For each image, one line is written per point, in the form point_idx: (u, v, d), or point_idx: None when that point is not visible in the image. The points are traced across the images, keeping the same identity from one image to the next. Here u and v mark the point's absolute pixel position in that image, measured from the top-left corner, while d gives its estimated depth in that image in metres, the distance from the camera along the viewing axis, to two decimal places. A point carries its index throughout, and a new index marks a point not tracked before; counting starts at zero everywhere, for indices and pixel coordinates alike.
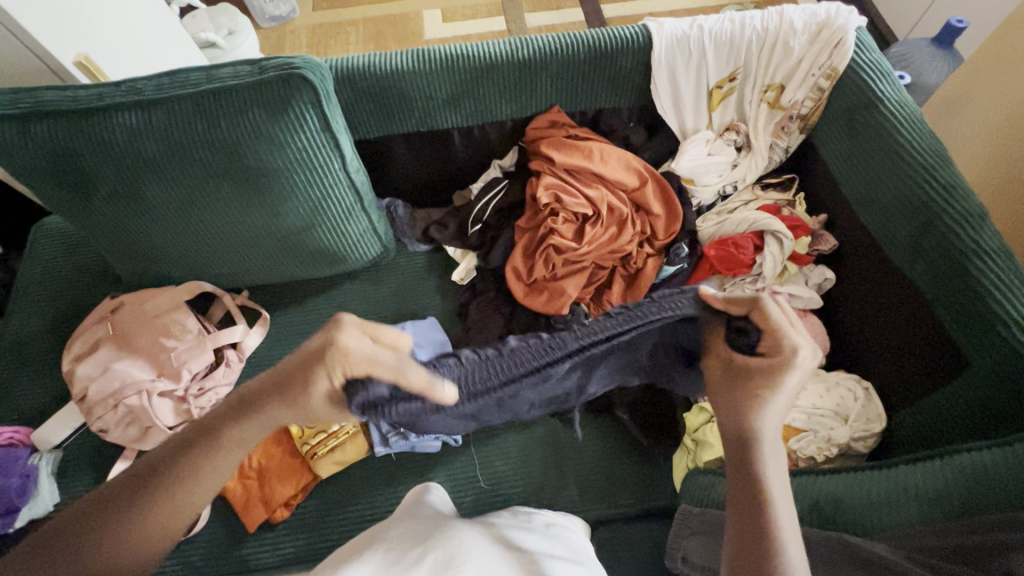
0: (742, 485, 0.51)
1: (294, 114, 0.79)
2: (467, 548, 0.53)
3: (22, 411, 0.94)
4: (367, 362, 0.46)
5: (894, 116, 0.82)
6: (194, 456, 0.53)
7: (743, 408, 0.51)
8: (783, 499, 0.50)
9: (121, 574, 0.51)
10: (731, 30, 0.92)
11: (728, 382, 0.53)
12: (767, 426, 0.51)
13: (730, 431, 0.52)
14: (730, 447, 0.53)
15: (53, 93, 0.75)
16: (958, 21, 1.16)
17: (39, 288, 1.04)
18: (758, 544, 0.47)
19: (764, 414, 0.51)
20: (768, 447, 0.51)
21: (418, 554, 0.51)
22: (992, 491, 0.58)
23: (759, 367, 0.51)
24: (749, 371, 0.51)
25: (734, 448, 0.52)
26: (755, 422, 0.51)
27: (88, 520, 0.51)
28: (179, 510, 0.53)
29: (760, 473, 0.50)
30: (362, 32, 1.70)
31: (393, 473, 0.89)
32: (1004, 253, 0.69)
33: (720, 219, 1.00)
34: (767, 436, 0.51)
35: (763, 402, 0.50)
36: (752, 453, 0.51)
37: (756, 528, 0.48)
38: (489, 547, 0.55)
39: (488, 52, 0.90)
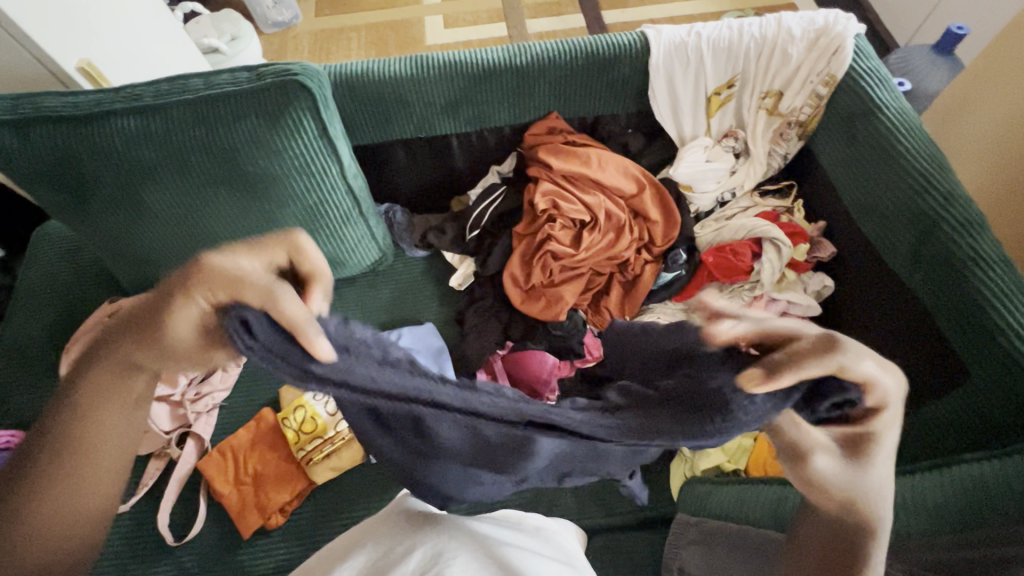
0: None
1: (292, 121, 0.80)
2: (457, 543, 0.50)
3: (20, 415, 0.94)
4: (230, 281, 0.36)
5: (893, 123, 0.82)
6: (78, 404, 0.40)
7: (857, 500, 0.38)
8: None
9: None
10: (729, 37, 0.92)
11: (840, 477, 0.38)
12: (882, 525, 0.39)
13: (827, 521, 0.40)
14: (828, 551, 0.40)
15: (53, 99, 0.75)
16: (957, 28, 1.16)
17: (40, 292, 1.05)
18: None
19: (880, 506, 0.39)
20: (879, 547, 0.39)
21: (406, 547, 0.48)
22: (992, 503, 0.57)
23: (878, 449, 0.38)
24: (854, 443, 0.38)
25: (836, 559, 0.39)
26: (872, 510, 0.39)
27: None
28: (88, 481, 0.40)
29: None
30: (364, 38, 1.71)
31: (390, 480, 0.89)
32: (1004, 262, 0.68)
33: (719, 226, 1.00)
34: (882, 524, 0.39)
35: (879, 492, 0.38)
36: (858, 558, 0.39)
37: None
38: (481, 541, 0.52)
39: (485, 59, 0.90)
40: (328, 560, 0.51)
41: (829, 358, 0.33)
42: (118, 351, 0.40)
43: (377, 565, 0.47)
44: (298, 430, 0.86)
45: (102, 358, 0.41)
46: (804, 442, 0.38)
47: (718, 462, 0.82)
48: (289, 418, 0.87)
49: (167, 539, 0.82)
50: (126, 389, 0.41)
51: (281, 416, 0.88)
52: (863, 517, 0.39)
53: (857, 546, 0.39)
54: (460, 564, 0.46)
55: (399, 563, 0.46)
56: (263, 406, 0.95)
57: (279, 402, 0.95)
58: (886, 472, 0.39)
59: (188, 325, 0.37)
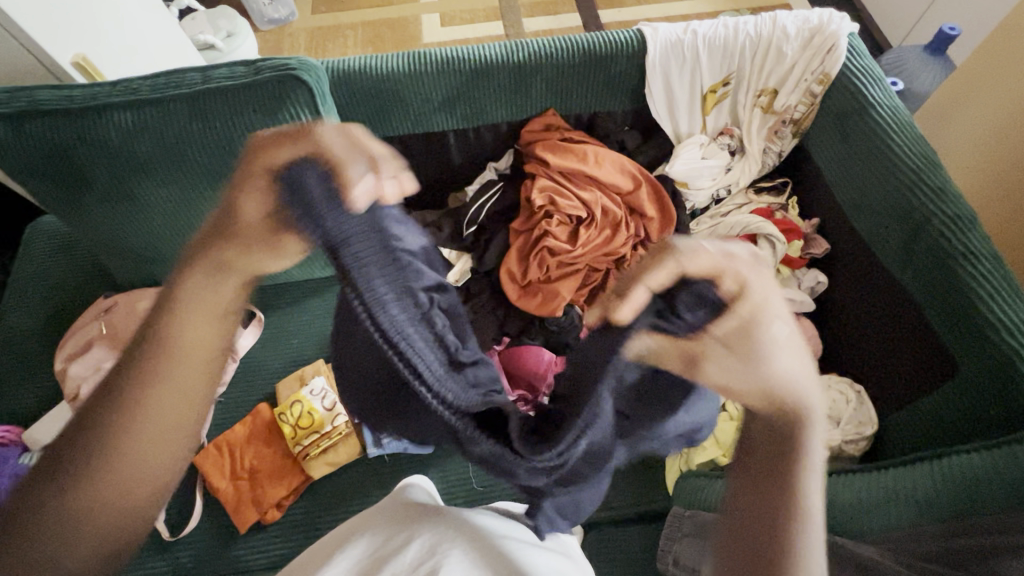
0: (766, 482, 0.43)
1: (289, 116, 0.80)
2: (454, 534, 0.50)
3: (14, 410, 0.94)
4: (324, 147, 0.41)
5: (885, 120, 0.83)
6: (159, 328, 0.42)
7: (781, 394, 0.44)
8: (816, 503, 0.42)
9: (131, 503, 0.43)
10: (725, 35, 0.93)
11: (732, 372, 0.44)
12: (813, 423, 0.44)
13: (767, 420, 0.45)
14: (757, 438, 0.45)
15: (47, 92, 0.74)
16: (949, 29, 1.18)
17: (34, 287, 1.04)
18: (765, 544, 0.40)
19: (807, 402, 0.44)
20: (805, 429, 0.44)
21: (403, 538, 0.48)
22: (985, 494, 0.58)
23: (760, 336, 0.43)
24: (728, 337, 0.43)
25: (764, 446, 0.44)
26: (786, 395, 0.43)
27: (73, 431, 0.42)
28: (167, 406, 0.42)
29: (795, 476, 0.42)
30: (361, 36, 1.71)
31: (386, 475, 0.89)
32: (994, 257, 0.69)
33: (715, 222, 1.01)
34: (807, 412, 0.43)
35: (796, 384, 0.43)
36: (783, 441, 0.44)
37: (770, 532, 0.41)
38: (477, 532, 0.53)
39: (482, 55, 0.91)
40: (321, 553, 0.51)
41: (668, 256, 0.40)
42: (204, 257, 0.42)
43: (374, 556, 0.47)
44: (295, 425, 0.86)
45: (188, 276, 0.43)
46: (696, 351, 0.45)
47: (713, 456, 0.83)
48: (286, 413, 0.87)
49: (163, 534, 0.82)
50: (215, 298, 0.43)
51: (278, 412, 0.88)
52: (789, 412, 0.44)
53: (794, 440, 0.43)
54: (458, 557, 0.47)
55: (396, 555, 0.46)
56: (259, 401, 0.95)
57: (275, 397, 0.94)
58: (789, 365, 0.43)
59: (253, 207, 0.41)
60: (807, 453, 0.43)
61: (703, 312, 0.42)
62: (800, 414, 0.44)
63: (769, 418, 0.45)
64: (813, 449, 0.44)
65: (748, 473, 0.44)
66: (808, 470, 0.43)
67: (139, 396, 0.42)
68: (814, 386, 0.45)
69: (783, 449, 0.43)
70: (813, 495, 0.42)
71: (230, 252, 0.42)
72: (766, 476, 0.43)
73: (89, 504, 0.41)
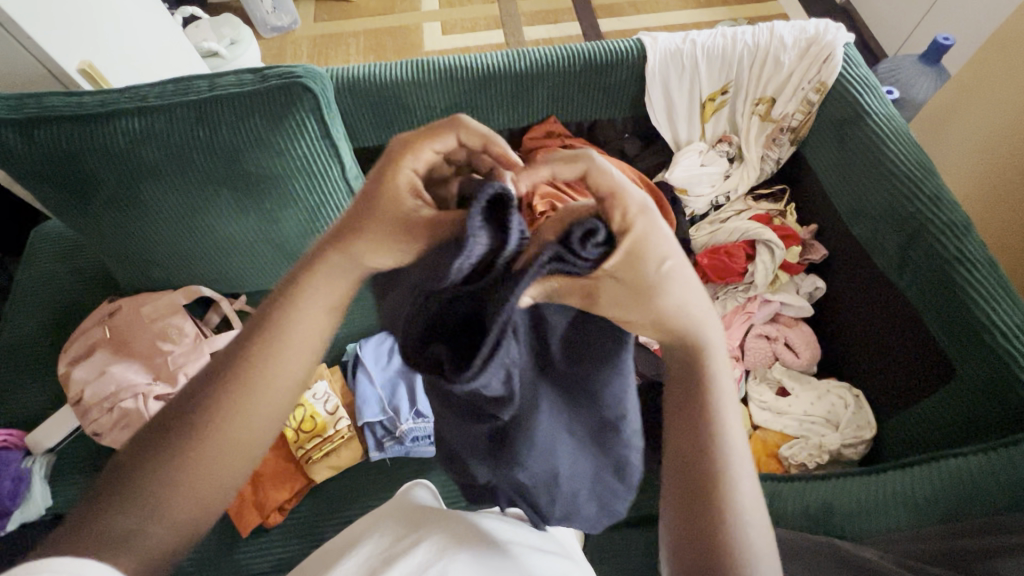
0: (688, 423, 0.45)
1: (294, 123, 0.81)
2: (462, 537, 0.51)
3: (17, 414, 0.94)
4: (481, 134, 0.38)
5: (881, 129, 0.84)
6: (256, 342, 0.44)
7: (678, 329, 0.44)
8: (736, 425, 0.46)
9: (205, 504, 0.44)
10: (723, 45, 0.95)
11: (636, 302, 0.41)
12: (714, 349, 0.46)
13: (674, 357, 0.47)
14: (673, 389, 0.47)
15: (58, 99, 0.76)
16: (943, 39, 1.20)
17: (37, 291, 1.05)
18: (696, 484, 0.44)
19: (704, 329, 0.45)
20: (714, 366, 0.46)
21: (412, 540, 0.49)
22: (983, 497, 0.59)
23: (649, 278, 0.40)
24: (627, 268, 0.39)
25: (680, 394, 0.47)
26: (690, 322, 0.44)
27: (153, 434, 0.44)
28: (250, 416, 0.44)
29: (712, 409, 0.45)
30: (363, 44, 1.73)
31: (388, 478, 0.89)
32: (988, 263, 0.71)
33: (713, 229, 1.02)
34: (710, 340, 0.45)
35: (689, 313, 0.44)
36: (697, 383, 0.46)
37: (694, 471, 0.44)
38: (485, 535, 0.53)
39: (485, 64, 0.92)
40: (330, 554, 0.52)
41: (575, 162, 0.36)
42: (325, 262, 0.43)
43: (384, 555, 0.47)
44: (296, 429, 0.85)
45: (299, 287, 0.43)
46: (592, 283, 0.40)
47: None
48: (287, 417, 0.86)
49: None
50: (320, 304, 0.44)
51: None
52: (691, 345, 0.45)
53: (702, 374, 0.45)
54: (467, 559, 0.48)
55: (406, 555, 0.47)
56: None
57: None
58: (681, 295, 0.42)
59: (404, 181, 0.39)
60: (714, 382, 0.45)
61: (602, 250, 0.38)
62: (700, 341, 0.45)
63: (676, 356, 0.47)
64: (719, 371, 0.46)
65: (673, 421, 0.47)
66: (720, 396, 0.46)
67: (234, 399, 0.44)
68: (708, 308, 0.45)
69: (696, 385, 0.46)
70: (729, 418, 0.45)
71: (357, 248, 0.42)
72: (687, 416, 0.46)
73: (176, 495, 0.43)
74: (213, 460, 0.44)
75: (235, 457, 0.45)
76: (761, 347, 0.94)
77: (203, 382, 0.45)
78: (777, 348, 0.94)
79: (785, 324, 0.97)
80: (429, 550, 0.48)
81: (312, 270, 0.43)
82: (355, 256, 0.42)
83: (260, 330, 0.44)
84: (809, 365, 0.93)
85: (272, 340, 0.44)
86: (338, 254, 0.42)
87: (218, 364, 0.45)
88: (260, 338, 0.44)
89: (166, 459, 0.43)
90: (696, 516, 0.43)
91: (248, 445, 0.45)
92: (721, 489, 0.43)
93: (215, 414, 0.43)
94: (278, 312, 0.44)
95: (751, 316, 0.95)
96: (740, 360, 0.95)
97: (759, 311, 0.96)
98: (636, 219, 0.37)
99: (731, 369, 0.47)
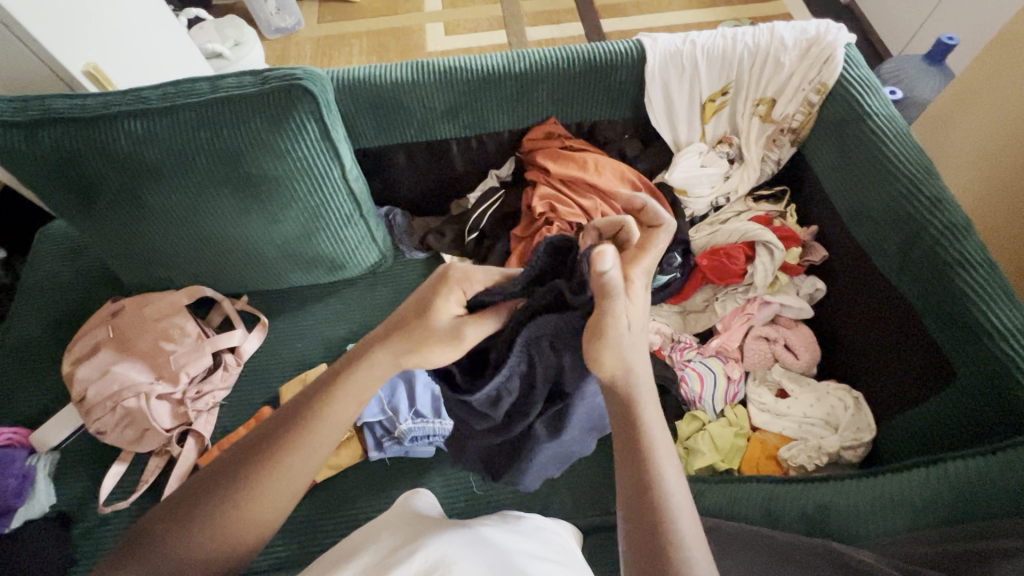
0: (630, 467, 0.50)
1: (295, 124, 0.81)
2: (461, 546, 0.50)
3: (21, 412, 0.95)
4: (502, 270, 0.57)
5: (883, 130, 0.84)
6: (309, 411, 0.52)
7: (616, 378, 0.52)
8: (671, 466, 0.50)
9: (241, 543, 0.51)
10: (723, 46, 0.94)
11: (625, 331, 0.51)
12: (643, 398, 0.52)
13: (613, 405, 0.53)
14: (616, 434, 0.52)
15: (62, 101, 0.78)
16: (948, 38, 1.19)
17: (42, 291, 1.06)
18: (647, 523, 0.47)
19: (637, 378, 0.52)
20: (647, 415, 0.51)
21: (410, 550, 0.49)
22: (979, 501, 0.59)
23: (612, 333, 0.50)
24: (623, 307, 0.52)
25: (622, 444, 0.51)
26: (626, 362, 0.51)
27: (214, 473, 0.52)
28: (291, 474, 0.52)
29: (647, 452, 0.50)
30: (366, 44, 1.73)
31: (387, 477, 0.90)
32: (988, 264, 0.70)
33: (713, 230, 1.02)
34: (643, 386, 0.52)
35: (627, 363, 0.51)
36: (635, 431, 0.51)
37: (645, 507, 0.48)
38: (483, 546, 0.53)
39: (485, 66, 0.93)
40: (338, 556, 0.53)
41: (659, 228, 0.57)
42: (378, 355, 0.53)
43: (379, 566, 0.47)
44: None
45: (355, 373, 0.53)
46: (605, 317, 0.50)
47: (712, 461, 0.86)
48: None
49: None
50: (362, 390, 0.54)
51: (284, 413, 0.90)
52: (626, 391, 0.52)
53: (634, 421, 0.51)
54: (462, 566, 0.47)
55: (408, 558, 0.47)
56: (261, 404, 0.97)
57: (278, 400, 0.97)
58: (630, 346, 0.51)
59: (448, 307, 0.53)
60: (647, 425, 0.51)
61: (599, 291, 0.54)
62: (636, 393, 0.52)
63: (616, 408, 0.53)
64: (651, 418, 0.52)
65: (619, 466, 0.51)
66: (656, 441, 0.51)
67: (282, 456, 0.51)
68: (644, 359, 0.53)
69: (631, 429, 0.51)
70: (665, 459, 0.50)
71: (393, 348, 0.53)
72: (628, 463, 0.50)
73: (222, 528, 0.49)
74: (234, 522, 0.50)
75: (256, 521, 0.51)
76: (761, 349, 0.94)
77: (250, 445, 0.53)
78: (777, 349, 0.94)
79: (786, 326, 0.97)
80: (433, 545, 0.49)
81: (361, 364, 0.54)
82: (397, 352, 0.53)
83: (303, 412, 0.53)
84: (809, 366, 0.93)
85: (311, 423, 0.52)
86: (382, 353, 0.53)
87: (280, 423, 0.53)
88: (306, 418, 0.52)
89: (203, 514, 0.49)
90: (647, 548, 0.46)
91: (268, 514, 0.51)
92: (665, 524, 0.47)
93: (263, 466, 0.51)
94: (326, 402, 0.53)
95: (752, 317, 0.95)
96: (739, 361, 0.95)
97: (758, 313, 0.96)
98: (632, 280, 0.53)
99: (662, 416, 0.53)
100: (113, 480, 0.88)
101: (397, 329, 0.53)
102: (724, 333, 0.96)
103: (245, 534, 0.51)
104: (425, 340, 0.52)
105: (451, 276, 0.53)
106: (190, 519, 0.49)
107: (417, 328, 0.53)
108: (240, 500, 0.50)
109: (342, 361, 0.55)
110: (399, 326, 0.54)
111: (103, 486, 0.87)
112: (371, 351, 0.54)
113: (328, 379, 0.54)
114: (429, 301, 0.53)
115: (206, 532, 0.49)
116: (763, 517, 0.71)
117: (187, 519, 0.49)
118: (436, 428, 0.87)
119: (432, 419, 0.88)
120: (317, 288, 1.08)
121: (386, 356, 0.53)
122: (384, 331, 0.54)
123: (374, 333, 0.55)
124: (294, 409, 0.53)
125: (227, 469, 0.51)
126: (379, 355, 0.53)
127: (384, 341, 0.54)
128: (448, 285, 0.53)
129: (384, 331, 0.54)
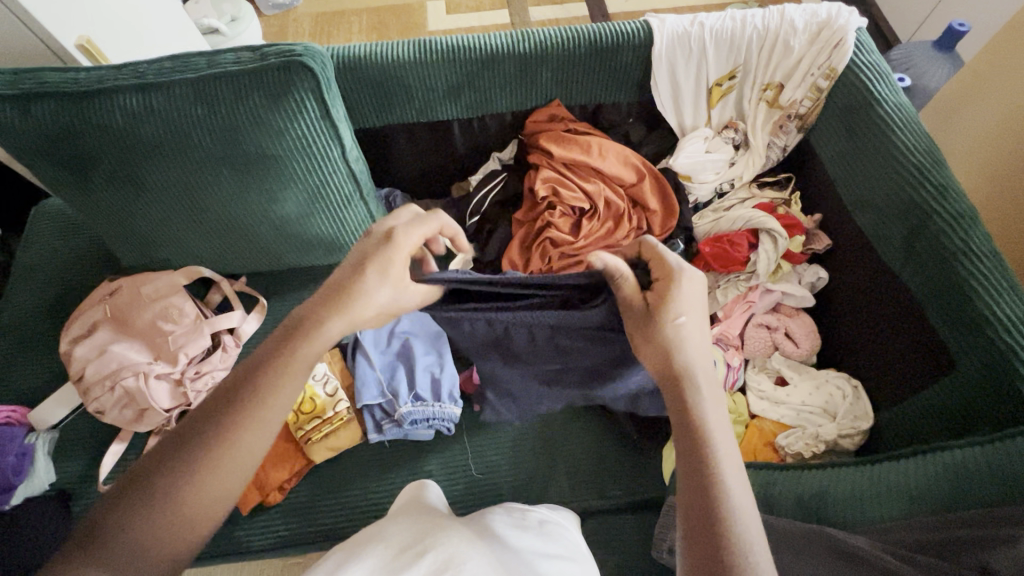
0: (694, 469, 0.49)
1: (294, 102, 0.79)
2: (468, 546, 0.51)
3: (16, 392, 0.94)
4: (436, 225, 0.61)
5: (892, 117, 0.83)
6: (258, 382, 0.53)
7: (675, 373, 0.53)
8: (734, 471, 0.49)
9: (199, 527, 0.49)
10: (732, 27, 0.92)
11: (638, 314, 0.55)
12: (706, 402, 0.52)
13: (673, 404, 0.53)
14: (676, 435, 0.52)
15: (55, 74, 0.75)
16: (959, 25, 1.16)
17: (37, 271, 1.05)
18: (710, 527, 0.46)
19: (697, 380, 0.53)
20: (709, 420, 0.51)
21: (420, 548, 0.49)
22: (976, 490, 0.59)
23: (637, 311, 0.55)
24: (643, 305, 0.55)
25: (685, 446, 0.51)
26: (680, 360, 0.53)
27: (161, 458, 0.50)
28: (247, 449, 0.51)
29: (710, 451, 0.49)
30: (366, 22, 1.69)
31: (387, 459, 0.90)
32: (993, 255, 0.70)
33: (717, 216, 1.01)
34: (705, 391, 0.53)
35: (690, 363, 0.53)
36: (698, 436, 0.50)
37: (709, 510, 0.47)
38: (483, 542, 0.53)
39: (488, 45, 0.90)
40: (346, 550, 0.53)
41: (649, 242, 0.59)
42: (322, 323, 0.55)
43: (390, 565, 0.47)
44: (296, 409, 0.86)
45: (301, 344, 0.55)
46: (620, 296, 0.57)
47: None
48: None
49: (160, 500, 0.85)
50: (309, 360, 0.55)
51: None
52: (683, 392, 0.52)
53: (694, 421, 0.51)
54: (470, 566, 0.47)
55: (419, 558, 0.47)
56: None
57: None
58: (687, 345, 0.54)
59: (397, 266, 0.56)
60: (710, 431, 0.51)
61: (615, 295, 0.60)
62: (693, 393, 0.52)
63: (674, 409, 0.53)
64: (714, 423, 0.51)
65: (680, 468, 0.50)
66: (719, 447, 0.50)
67: (235, 430, 0.51)
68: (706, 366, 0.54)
69: (694, 430, 0.51)
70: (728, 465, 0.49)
71: (349, 309, 0.55)
72: (691, 464, 0.49)
73: (178, 513, 0.48)
74: (191, 503, 0.48)
75: (215, 501, 0.50)
76: (761, 336, 0.94)
77: (198, 423, 0.52)
78: (777, 338, 0.94)
79: (786, 314, 0.96)
80: (442, 545, 0.50)
81: (313, 334, 0.55)
82: (343, 309, 0.56)
83: (254, 385, 0.53)
84: (808, 355, 0.93)
85: (264, 396, 0.53)
86: (335, 316, 0.55)
87: (229, 399, 0.53)
88: (257, 390, 0.53)
89: (155, 500, 0.48)
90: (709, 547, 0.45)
91: (226, 493, 0.50)
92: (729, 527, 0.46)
93: (218, 443, 0.50)
94: (279, 373, 0.54)
95: (750, 304, 0.95)
96: (739, 348, 0.95)
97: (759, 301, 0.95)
98: (670, 268, 0.56)
99: (725, 424, 0.53)
100: (113, 460, 0.88)
101: (341, 289, 0.56)
102: (725, 319, 0.95)
103: (206, 517, 0.49)
104: (373, 298, 0.56)
105: (397, 236, 0.57)
106: (139, 506, 0.47)
107: (363, 288, 0.56)
108: (196, 481, 0.49)
109: (284, 335, 0.56)
110: (343, 285, 0.56)
111: (102, 466, 0.87)
112: (320, 322, 0.55)
113: (274, 352, 0.55)
114: (375, 258, 0.56)
115: (159, 520, 0.47)
116: (761, 502, 0.71)
117: (136, 507, 0.47)
118: (437, 411, 0.86)
119: (432, 402, 0.87)
120: (317, 270, 1.07)
121: (333, 321, 0.55)
122: (324, 296, 0.56)
123: (311, 300, 0.57)
124: (241, 384, 0.53)
125: (177, 449, 0.50)
126: (326, 322, 0.55)
127: (327, 307, 0.56)
128: (396, 244, 0.56)
129: (323, 300, 0.56)
